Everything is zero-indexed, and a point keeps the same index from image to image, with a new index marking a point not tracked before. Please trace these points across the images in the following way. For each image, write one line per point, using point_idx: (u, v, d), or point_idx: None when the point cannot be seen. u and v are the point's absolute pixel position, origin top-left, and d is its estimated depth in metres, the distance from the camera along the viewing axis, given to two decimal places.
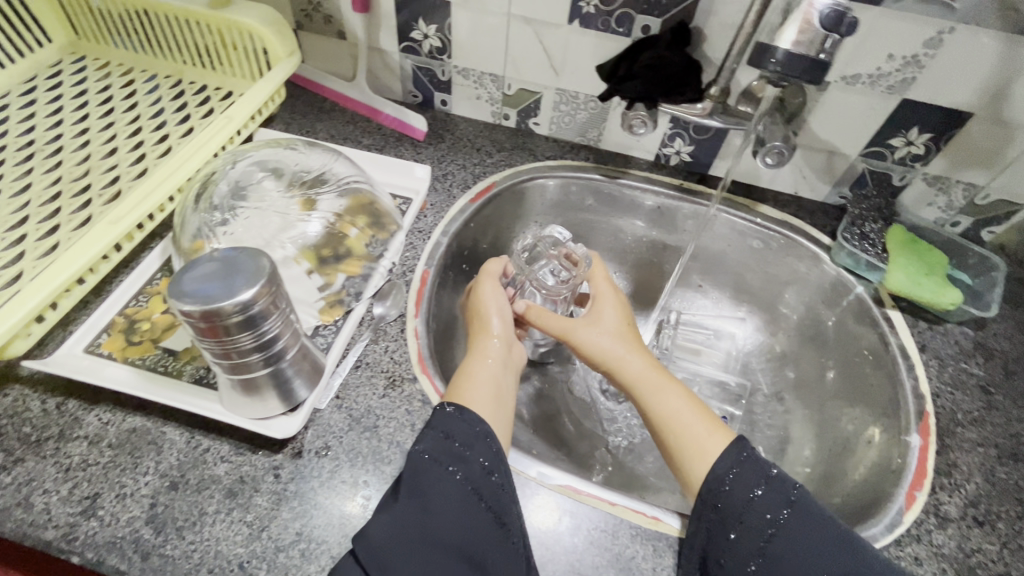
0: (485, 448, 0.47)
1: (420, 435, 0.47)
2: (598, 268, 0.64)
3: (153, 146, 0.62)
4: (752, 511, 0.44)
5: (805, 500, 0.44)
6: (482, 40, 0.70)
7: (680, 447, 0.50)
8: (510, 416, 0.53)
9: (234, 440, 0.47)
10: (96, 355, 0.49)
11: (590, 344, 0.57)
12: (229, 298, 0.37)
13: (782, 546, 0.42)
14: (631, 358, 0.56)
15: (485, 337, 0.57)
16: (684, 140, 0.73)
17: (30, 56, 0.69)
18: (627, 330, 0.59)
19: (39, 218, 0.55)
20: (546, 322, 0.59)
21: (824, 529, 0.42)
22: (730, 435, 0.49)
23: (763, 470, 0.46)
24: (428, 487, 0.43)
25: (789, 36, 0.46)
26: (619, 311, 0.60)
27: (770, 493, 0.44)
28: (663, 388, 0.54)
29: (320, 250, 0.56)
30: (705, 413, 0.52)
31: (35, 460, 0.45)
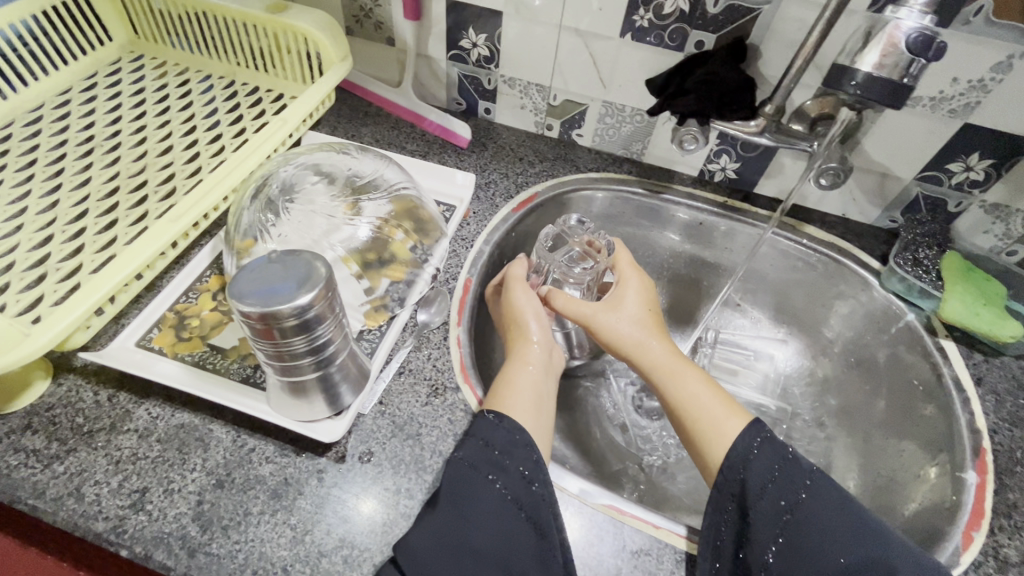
0: (526, 459, 0.46)
1: (461, 443, 0.47)
2: (623, 253, 0.62)
3: (207, 146, 0.63)
4: (764, 494, 0.43)
5: (824, 486, 0.42)
6: (531, 51, 0.71)
7: (699, 431, 0.49)
8: (550, 424, 0.52)
9: (279, 441, 0.47)
10: (148, 350, 0.50)
11: (610, 329, 0.56)
12: (288, 303, 0.37)
13: (800, 533, 0.40)
14: (650, 343, 0.55)
15: (525, 342, 0.56)
16: (731, 157, 0.72)
17: (92, 54, 0.71)
18: (649, 316, 0.57)
19: (98, 212, 0.56)
20: (568, 307, 0.58)
21: (841, 515, 0.40)
22: (747, 417, 0.48)
23: (777, 452, 0.45)
24: (470, 498, 0.42)
25: (870, 59, 0.45)
26: (643, 296, 0.59)
27: (784, 476, 0.43)
28: (683, 373, 0.53)
29: (366, 254, 0.56)
30: (723, 397, 0.51)
31: (86, 451, 0.45)
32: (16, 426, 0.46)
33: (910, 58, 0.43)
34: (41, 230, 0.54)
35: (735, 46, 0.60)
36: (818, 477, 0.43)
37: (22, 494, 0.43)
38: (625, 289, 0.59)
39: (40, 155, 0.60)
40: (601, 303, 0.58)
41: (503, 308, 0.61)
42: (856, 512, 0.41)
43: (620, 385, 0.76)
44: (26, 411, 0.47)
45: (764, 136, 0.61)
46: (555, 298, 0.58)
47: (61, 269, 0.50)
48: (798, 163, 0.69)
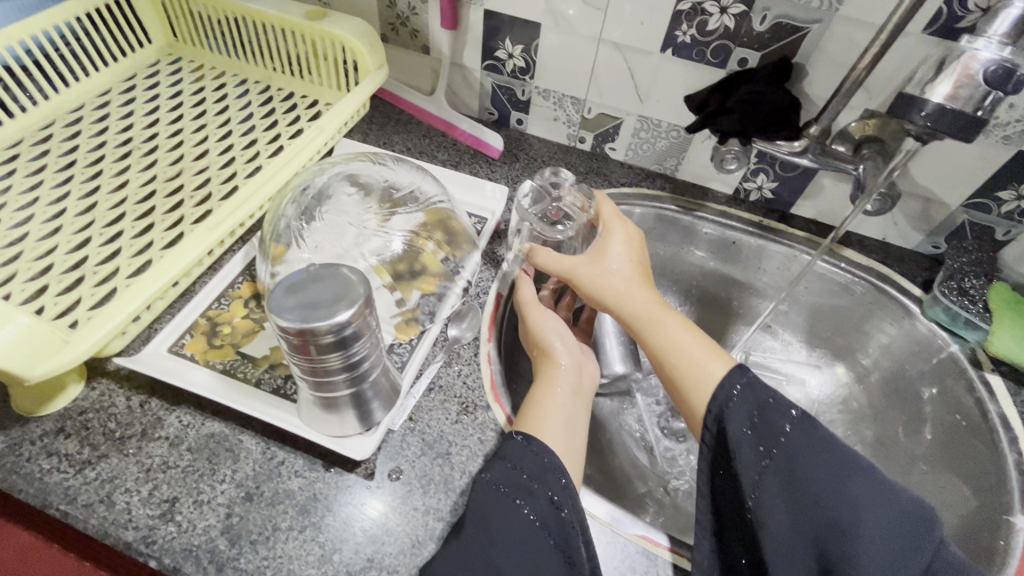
0: (555, 482, 0.44)
1: (488, 465, 0.46)
2: (606, 205, 0.59)
3: (242, 151, 0.63)
4: (743, 441, 0.39)
5: (814, 431, 0.38)
6: (568, 64, 0.70)
7: (681, 378, 0.47)
8: (582, 447, 0.51)
9: (309, 455, 0.47)
10: (180, 356, 0.50)
11: (591, 282, 0.54)
12: (326, 320, 0.37)
13: (780, 478, 0.37)
14: (633, 292, 0.53)
15: (552, 363, 0.56)
16: (768, 176, 0.71)
17: (132, 56, 0.72)
18: (635, 269, 0.55)
19: (135, 215, 0.56)
20: (550, 262, 0.56)
21: (826, 456, 0.37)
22: (732, 361, 0.46)
23: (758, 395, 0.41)
24: (497, 523, 0.41)
25: (942, 89, 0.43)
26: (629, 247, 0.56)
27: (764, 420, 0.39)
28: (665, 321, 0.50)
29: (397, 266, 0.55)
30: (707, 342, 0.48)
31: (118, 457, 0.45)
32: (51, 429, 0.46)
33: (986, 90, 0.42)
34: (79, 232, 0.54)
35: (781, 65, 0.59)
36: (804, 418, 0.38)
37: (55, 499, 0.43)
38: (609, 241, 0.56)
39: (80, 156, 0.61)
40: (584, 256, 0.56)
41: (525, 332, 0.60)
42: (843, 452, 0.37)
43: (646, 405, 0.75)
44: (60, 414, 0.47)
45: (805, 157, 0.60)
46: (536, 253, 0.57)
47: (98, 272, 0.51)
48: (839, 185, 0.67)
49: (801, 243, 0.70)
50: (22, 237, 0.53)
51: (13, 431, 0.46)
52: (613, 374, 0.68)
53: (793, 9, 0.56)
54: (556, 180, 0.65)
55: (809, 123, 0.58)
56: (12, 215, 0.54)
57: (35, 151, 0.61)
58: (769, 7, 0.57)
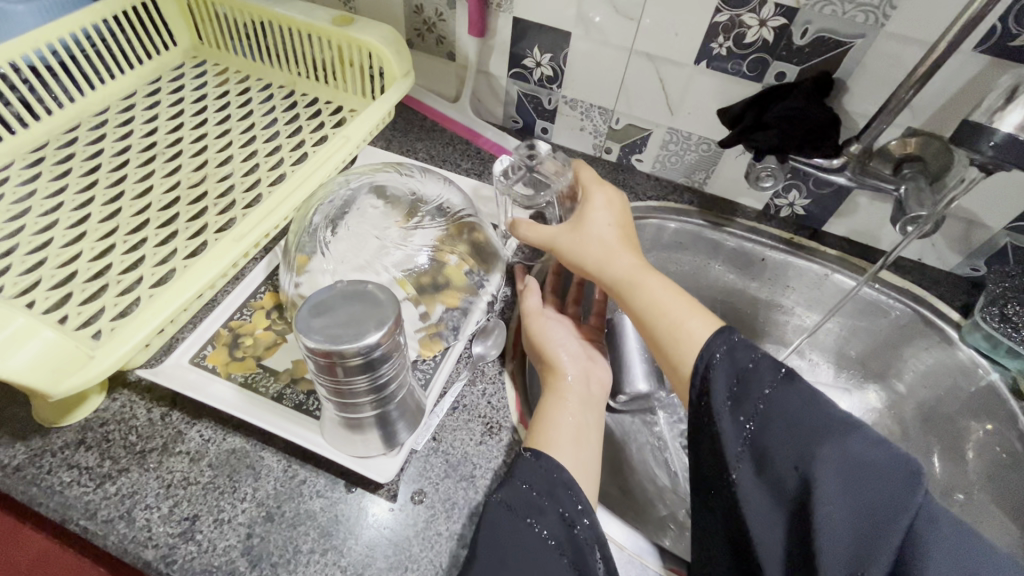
0: (568, 501, 0.42)
1: (501, 485, 0.43)
2: (585, 171, 0.59)
3: (266, 157, 0.62)
4: (724, 413, 0.38)
5: (799, 397, 0.36)
6: (598, 74, 0.68)
7: (664, 339, 0.45)
8: (597, 459, 0.48)
9: (330, 474, 0.46)
10: (201, 368, 0.49)
11: (573, 249, 0.54)
12: (354, 342, 0.36)
13: (759, 447, 0.36)
14: (615, 256, 0.52)
15: (556, 375, 0.52)
16: (801, 192, 0.68)
17: (157, 58, 0.71)
18: (616, 233, 0.54)
19: (159, 223, 0.55)
20: (532, 234, 0.56)
21: (807, 414, 0.35)
22: (716, 319, 0.44)
23: (738, 359, 0.40)
24: (507, 546, 0.38)
25: (1012, 119, 0.42)
26: (612, 212, 0.55)
27: (744, 389, 0.38)
28: (645, 282, 0.49)
29: (420, 278, 0.54)
30: (689, 301, 0.47)
31: (138, 472, 0.44)
32: (71, 441, 0.46)
33: None
34: (103, 239, 0.54)
35: (821, 80, 0.57)
36: (789, 377, 0.37)
37: (75, 514, 0.42)
38: (590, 208, 0.55)
39: (104, 160, 0.60)
40: (565, 225, 0.55)
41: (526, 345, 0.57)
42: (819, 413, 0.35)
43: (668, 423, 0.74)
44: (80, 425, 0.47)
45: (842, 175, 0.59)
46: (518, 226, 0.57)
47: (121, 281, 0.50)
48: (875, 204, 0.65)
49: (834, 262, 0.68)
50: (46, 243, 0.52)
51: (35, 442, 0.45)
52: (635, 393, 0.66)
53: (837, 24, 0.54)
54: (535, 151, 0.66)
55: (849, 141, 0.57)
56: (35, 220, 0.53)
57: (60, 155, 0.60)
58: (811, 20, 0.55)
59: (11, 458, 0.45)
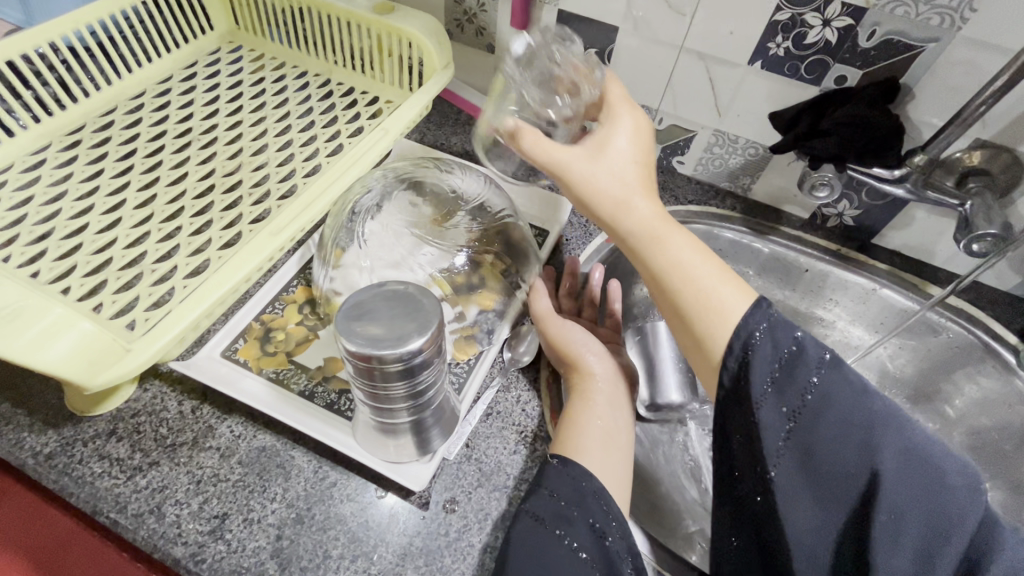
0: (598, 511, 0.40)
1: (527, 493, 0.41)
2: (615, 90, 0.48)
3: (301, 148, 0.61)
4: (765, 402, 0.33)
5: (849, 392, 0.32)
6: (644, 72, 0.66)
7: (692, 308, 0.38)
8: (628, 462, 0.46)
9: (361, 478, 0.45)
10: (233, 362, 0.48)
11: (587, 182, 0.44)
12: (394, 349, 0.34)
13: (806, 444, 0.32)
14: (636, 200, 0.43)
15: (581, 376, 0.49)
16: (852, 202, 0.65)
17: (194, 42, 0.70)
18: (638, 170, 0.45)
19: (193, 211, 0.54)
20: (536, 151, 0.46)
21: (862, 409, 0.31)
22: (751, 288, 0.37)
23: (780, 339, 0.34)
24: (537, 558, 0.37)
25: None
26: (635, 144, 0.46)
27: (788, 374, 0.32)
28: (670, 238, 0.41)
29: (454, 278, 0.53)
30: (719, 264, 0.40)
31: (168, 466, 0.44)
32: (103, 431, 0.45)
33: None
34: (138, 225, 0.53)
35: (885, 86, 0.54)
36: (836, 362, 0.32)
37: (104, 507, 0.42)
38: (613, 134, 0.45)
39: (140, 145, 0.59)
40: (582, 151, 0.45)
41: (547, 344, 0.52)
42: (880, 408, 0.31)
43: (699, 435, 0.72)
44: (111, 415, 0.46)
45: (901, 187, 0.56)
46: (523, 135, 0.46)
47: (155, 271, 0.49)
48: (932, 219, 0.62)
49: (884, 278, 0.65)
50: (82, 228, 0.52)
51: (66, 430, 0.45)
52: (667, 404, 0.62)
53: (908, 26, 0.51)
54: (563, 65, 0.53)
55: (913, 152, 0.54)
56: (71, 204, 0.53)
57: (96, 138, 0.60)
58: (880, 22, 0.52)
59: (43, 445, 0.44)
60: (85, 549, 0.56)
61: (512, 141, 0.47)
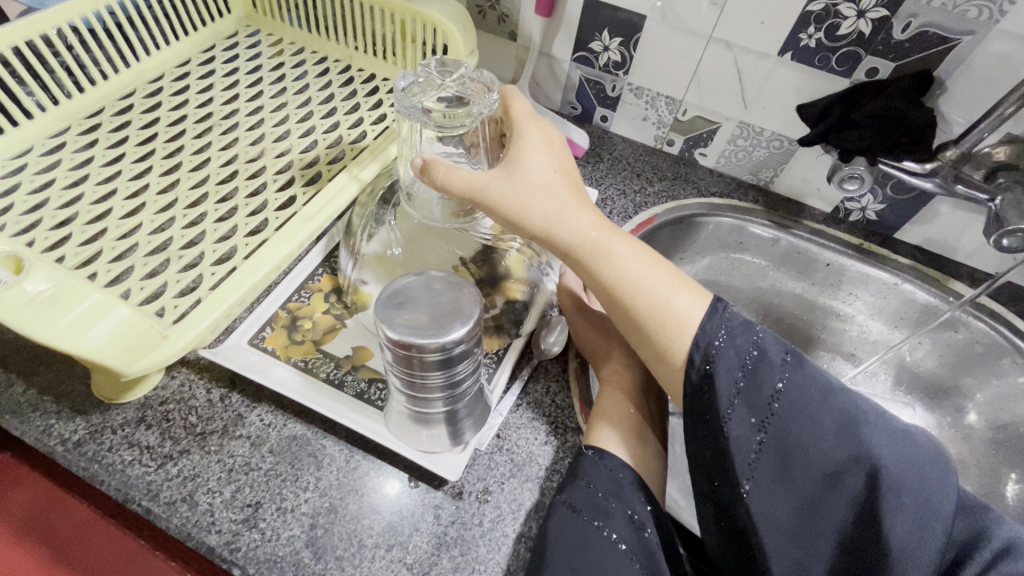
0: (637, 503, 0.40)
1: (563, 484, 0.41)
2: (516, 100, 0.49)
3: (323, 134, 0.60)
4: (736, 414, 0.35)
5: (815, 389, 0.35)
6: (670, 62, 0.65)
7: (652, 321, 0.40)
8: (658, 450, 0.47)
9: (393, 467, 0.44)
10: (261, 350, 0.48)
11: (512, 204, 0.44)
12: (435, 339, 0.34)
13: (783, 448, 0.34)
14: (568, 213, 0.44)
15: (610, 365, 0.51)
16: (876, 197, 0.65)
17: (212, 26, 0.69)
18: (561, 179, 0.45)
19: (217, 197, 0.53)
20: (450, 181, 0.44)
21: (827, 409, 0.34)
22: (704, 294, 0.40)
23: (740, 345, 0.37)
24: (579, 550, 0.37)
25: None
26: (551, 150, 0.47)
27: (754, 381, 0.35)
28: (613, 247, 0.43)
29: (483, 268, 0.53)
30: (667, 269, 0.43)
31: (199, 454, 0.43)
32: (131, 418, 0.45)
33: None
34: (161, 211, 0.52)
35: (921, 77, 0.53)
36: (797, 363, 0.36)
37: (137, 494, 0.41)
38: (527, 150, 0.45)
39: (160, 130, 0.58)
40: (496, 172, 0.45)
41: (577, 332, 0.53)
42: (849, 402, 0.35)
43: None
44: (139, 403, 0.45)
45: (930, 181, 0.56)
46: (433, 169, 0.45)
47: (182, 257, 0.48)
48: (957, 213, 0.61)
49: (906, 272, 0.65)
50: (105, 213, 0.51)
51: (94, 418, 0.44)
52: None
53: (945, 18, 0.50)
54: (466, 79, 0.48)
55: (945, 146, 0.54)
56: (93, 189, 0.52)
57: (115, 122, 0.59)
58: (916, 14, 0.51)
59: (72, 433, 0.44)
60: (105, 538, 0.56)
61: (422, 176, 0.46)
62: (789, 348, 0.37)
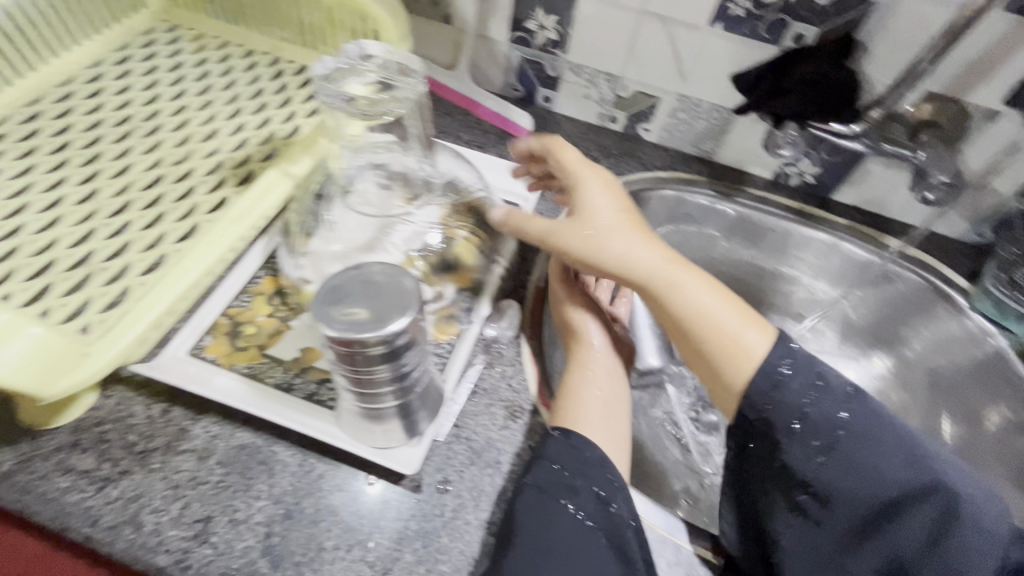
0: (602, 479, 0.41)
1: (529, 466, 0.41)
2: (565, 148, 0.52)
3: (254, 131, 0.57)
4: (796, 437, 0.37)
5: (815, 383, 0.37)
6: (605, 39, 0.65)
7: (718, 352, 0.40)
8: (625, 430, 0.48)
9: (350, 467, 0.43)
10: (201, 360, 0.46)
11: (575, 244, 0.46)
12: (376, 331, 0.33)
13: (844, 469, 0.36)
14: (631, 250, 0.45)
15: (586, 350, 0.52)
16: (812, 160, 0.66)
17: (125, 22, 0.65)
18: (622, 217, 0.47)
19: (143, 204, 0.50)
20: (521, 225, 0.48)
21: (888, 438, 0.36)
22: (772, 329, 0.40)
23: (806, 372, 0.38)
24: (546, 528, 0.37)
25: None
26: (609, 192, 0.48)
27: (820, 408, 0.37)
28: (679, 282, 0.43)
29: (432, 258, 0.52)
30: (738, 305, 0.42)
31: (142, 473, 0.41)
32: (65, 443, 0.42)
33: None
34: (81, 223, 0.49)
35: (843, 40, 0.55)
36: (858, 394, 0.37)
37: (75, 522, 0.39)
38: (585, 192, 0.48)
39: (75, 137, 0.55)
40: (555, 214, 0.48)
41: (559, 311, 0.56)
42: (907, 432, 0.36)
43: (680, 395, 0.69)
44: (73, 426, 0.43)
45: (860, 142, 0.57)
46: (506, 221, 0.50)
47: (106, 269, 0.45)
48: (887, 172, 0.64)
49: (844, 232, 0.67)
50: (18, 229, 0.48)
51: (23, 447, 0.42)
52: (647, 367, 0.69)
53: None
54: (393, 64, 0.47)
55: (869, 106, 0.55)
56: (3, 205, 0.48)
57: (23, 131, 0.55)
58: None
59: None
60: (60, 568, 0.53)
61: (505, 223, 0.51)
62: (849, 378, 0.38)
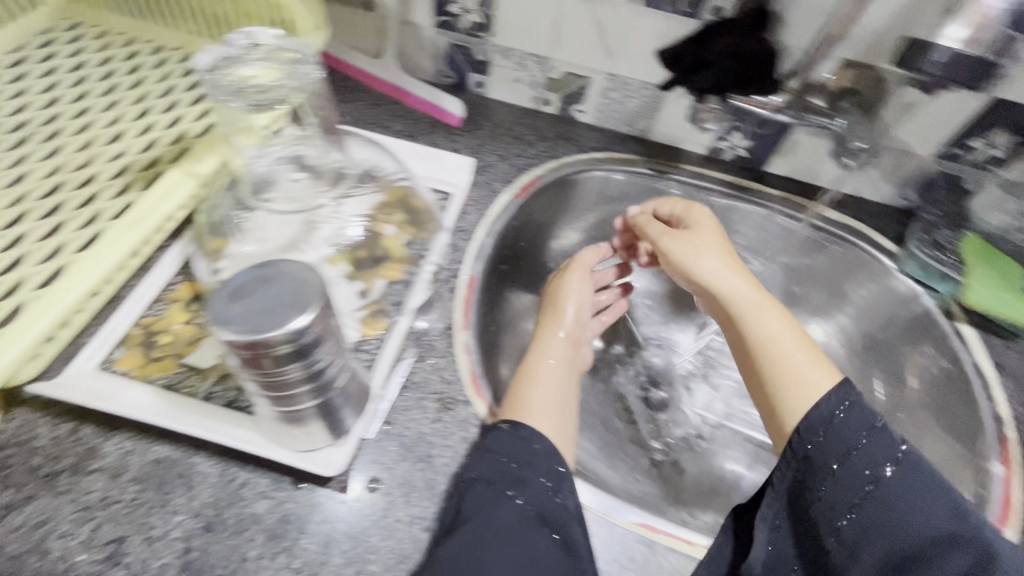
0: (547, 468, 0.41)
1: (472, 459, 0.41)
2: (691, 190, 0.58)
3: (163, 131, 0.55)
4: (835, 461, 0.38)
5: (874, 422, 0.38)
6: (530, 20, 0.64)
7: (774, 376, 0.43)
8: (575, 424, 0.48)
9: (275, 473, 0.42)
10: (111, 374, 0.44)
11: (680, 261, 0.52)
12: (279, 330, 0.31)
13: (884, 500, 0.36)
14: (723, 277, 0.49)
15: (552, 332, 0.52)
16: (742, 134, 0.67)
17: (17, 21, 0.60)
18: (730, 250, 0.52)
19: (40, 213, 0.47)
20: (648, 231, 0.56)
21: (941, 489, 0.35)
22: (837, 370, 0.42)
23: (866, 415, 0.38)
24: (487, 519, 0.37)
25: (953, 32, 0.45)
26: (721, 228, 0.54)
27: (875, 442, 0.37)
28: (763, 310, 0.46)
29: (357, 252, 0.51)
30: (808, 345, 0.44)
31: (49, 497, 0.39)
32: None
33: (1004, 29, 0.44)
34: None
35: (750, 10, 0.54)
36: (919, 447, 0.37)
37: None
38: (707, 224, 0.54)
39: None
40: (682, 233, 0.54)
41: (549, 291, 0.56)
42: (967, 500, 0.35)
43: (629, 374, 0.70)
44: None
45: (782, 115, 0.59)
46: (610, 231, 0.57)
47: None
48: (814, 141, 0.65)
49: (777, 203, 0.68)
50: None
51: None
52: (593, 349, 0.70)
53: None
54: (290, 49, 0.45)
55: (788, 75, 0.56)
56: None
57: None
58: None
59: None
60: None
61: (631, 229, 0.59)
62: None
